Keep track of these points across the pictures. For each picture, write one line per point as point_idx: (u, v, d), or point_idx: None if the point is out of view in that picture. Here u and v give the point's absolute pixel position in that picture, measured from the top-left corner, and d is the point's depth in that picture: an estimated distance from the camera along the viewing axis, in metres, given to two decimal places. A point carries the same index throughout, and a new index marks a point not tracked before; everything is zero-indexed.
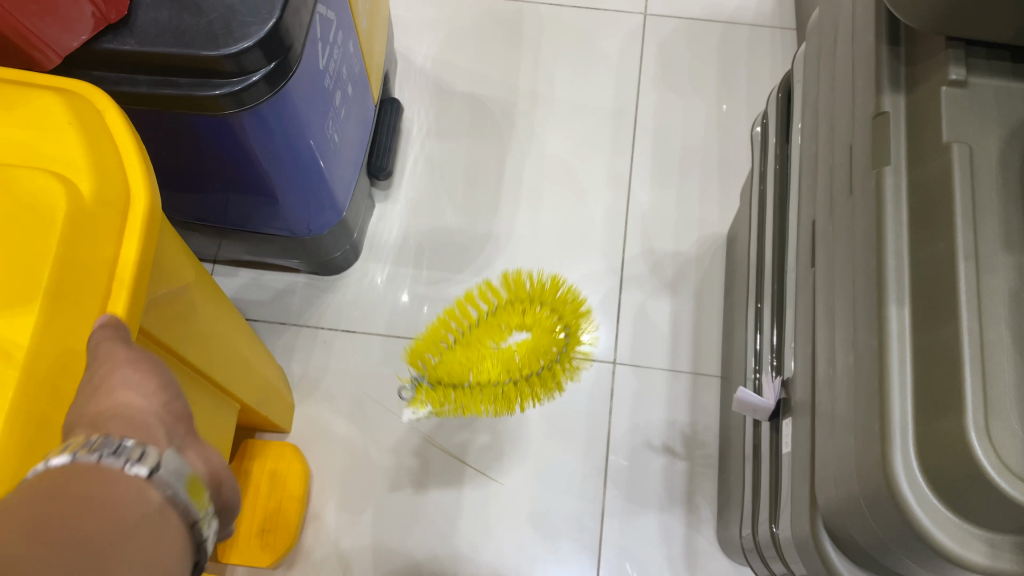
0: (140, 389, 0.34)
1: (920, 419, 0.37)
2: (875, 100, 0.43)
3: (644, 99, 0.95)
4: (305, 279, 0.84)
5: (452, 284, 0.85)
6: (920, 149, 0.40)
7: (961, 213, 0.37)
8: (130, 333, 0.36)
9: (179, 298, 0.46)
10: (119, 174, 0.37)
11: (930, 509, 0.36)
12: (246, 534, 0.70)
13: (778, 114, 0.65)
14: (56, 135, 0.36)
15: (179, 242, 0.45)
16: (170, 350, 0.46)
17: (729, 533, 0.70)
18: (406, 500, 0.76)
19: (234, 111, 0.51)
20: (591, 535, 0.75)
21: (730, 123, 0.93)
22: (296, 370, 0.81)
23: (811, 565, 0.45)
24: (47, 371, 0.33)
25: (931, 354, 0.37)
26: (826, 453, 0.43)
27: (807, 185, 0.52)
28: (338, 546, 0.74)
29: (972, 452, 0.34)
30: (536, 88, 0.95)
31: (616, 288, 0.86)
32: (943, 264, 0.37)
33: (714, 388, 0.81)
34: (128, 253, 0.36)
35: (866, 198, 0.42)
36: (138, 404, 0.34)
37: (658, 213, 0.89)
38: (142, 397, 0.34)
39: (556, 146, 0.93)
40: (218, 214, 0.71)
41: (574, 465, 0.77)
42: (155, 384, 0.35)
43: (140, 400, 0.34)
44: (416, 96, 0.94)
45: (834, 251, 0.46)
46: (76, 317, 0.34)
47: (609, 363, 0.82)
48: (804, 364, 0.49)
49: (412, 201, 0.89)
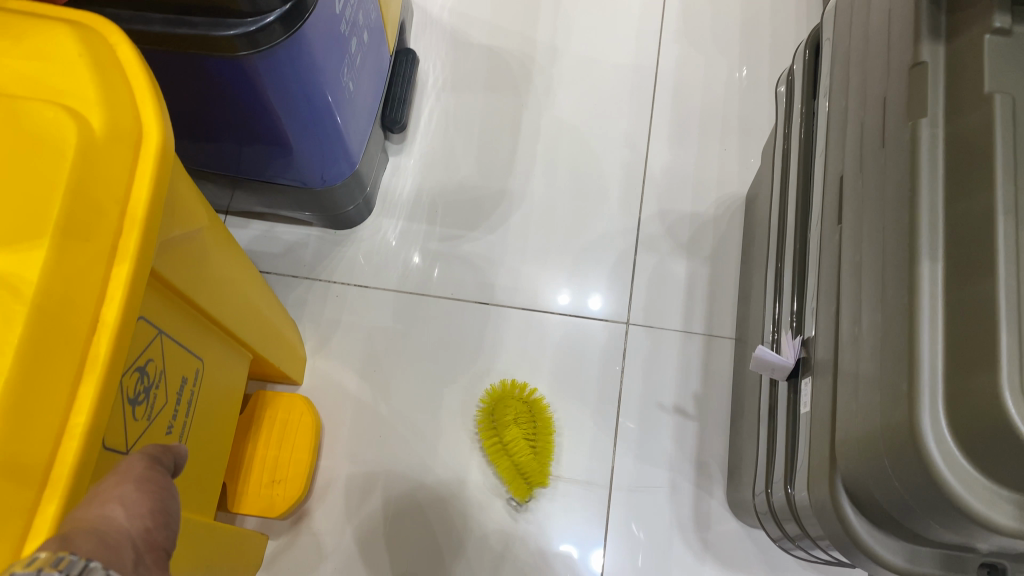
0: (127, 510, 0.32)
1: (949, 377, 0.36)
2: (913, 50, 0.41)
3: (665, 56, 0.93)
4: (318, 233, 0.84)
5: (466, 241, 0.84)
6: (959, 101, 0.39)
7: (1002, 165, 0.36)
8: (142, 272, 0.35)
9: (191, 243, 0.45)
10: (130, 109, 0.36)
11: (958, 470, 0.35)
12: (256, 483, 0.70)
13: (805, 71, 0.63)
14: (66, 68, 0.35)
15: (192, 185, 0.44)
16: (182, 294, 0.45)
17: (741, 496, 0.70)
18: (416, 456, 0.76)
19: (248, 53, 0.49)
20: (601, 495, 0.75)
21: (752, 83, 0.92)
22: (308, 324, 0.80)
23: (828, 526, 0.44)
24: (58, 307, 0.32)
25: (964, 310, 0.36)
26: (848, 413, 0.43)
27: (835, 141, 0.51)
28: (349, 502, 0.74)
29: (1005, 411, 0.33)
30: (555, 42, 0.94)
31: (632, 249, 0.85)
32: (981, 220, 0.36)
33: (728, 350, 0.80)
34: (140, 190, 0.35)
35: (899, 151, 0.41)
36: (119, 523, 0.31)
37: (676, 172, 0.88)
38: (127, 518, 0.31)
39: (572, 102, 0.91)
40: (231, 164, 0.70)
41: (586, 425, 0.77)
42: (147, 509, 0.33)
43: (123, 521, 0.31)
44: (432, 48, 0.93)
45: (863, 207, 0.44)
46: (87, 253, 0.33)
47: (622, 324, 0.81)
48: (826, 324, 0.48)
49: (426, 155, 0.88)
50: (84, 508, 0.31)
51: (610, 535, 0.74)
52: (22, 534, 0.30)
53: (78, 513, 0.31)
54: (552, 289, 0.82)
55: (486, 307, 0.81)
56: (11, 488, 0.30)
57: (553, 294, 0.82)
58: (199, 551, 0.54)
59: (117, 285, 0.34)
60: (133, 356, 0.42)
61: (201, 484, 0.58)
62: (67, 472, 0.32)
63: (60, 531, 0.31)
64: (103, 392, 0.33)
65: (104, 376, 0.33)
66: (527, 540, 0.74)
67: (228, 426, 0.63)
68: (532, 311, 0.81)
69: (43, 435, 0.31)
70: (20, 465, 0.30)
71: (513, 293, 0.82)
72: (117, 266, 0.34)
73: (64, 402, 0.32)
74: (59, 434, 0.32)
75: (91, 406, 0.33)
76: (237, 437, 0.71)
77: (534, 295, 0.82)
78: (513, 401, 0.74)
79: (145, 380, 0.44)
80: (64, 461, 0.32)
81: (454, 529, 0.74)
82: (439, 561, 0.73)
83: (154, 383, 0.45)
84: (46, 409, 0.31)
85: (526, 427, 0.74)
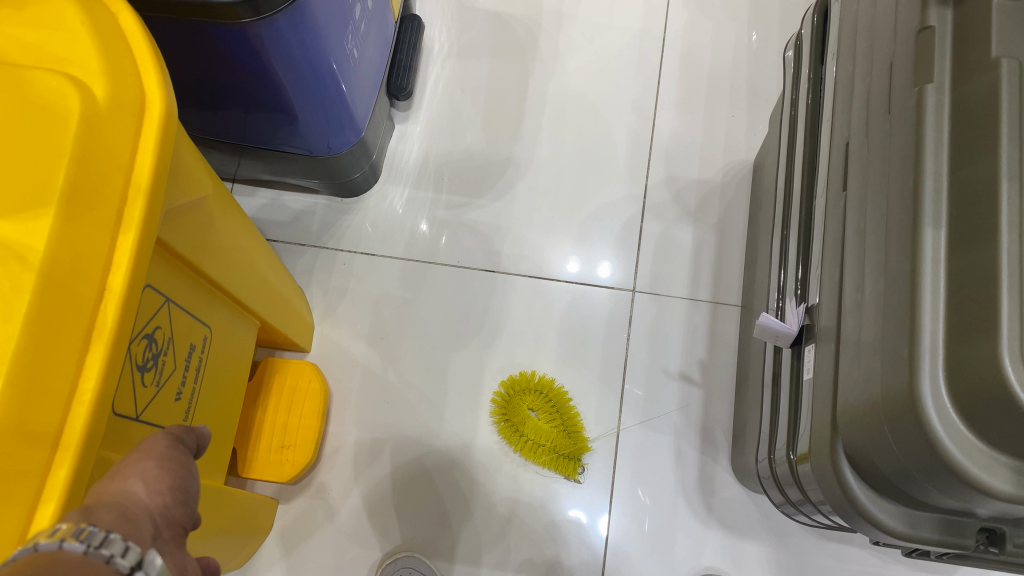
0: (147, 486, 0.33)
1: (950, 343, 0.36)
2: (920, 14, 0.41)
3: (674, 20, 0.93)
4: (325, 201, 0.84)
5: (472, 209, 0.84)
6: (965, 67, 0.39)
7: (1007, 132, 0.36)
8: (147, 241, 0.35)
9: (197, 211, 0.45)
10: (133, 78, 0.36)
11: (956, 435, 0.35)
12: (266, 449, 0.71)
13: (813, 36, 0.63)
14: (67, 35, 0.35)
15: (195, 153, 0.44)
16: (187, 262, 0.45)
17: (745, 462, 0.70)
18: (425, 425, 0.76)
19: (252, 20, 0.49)
20: (606, 461, 0.76)
21: (762, 48, 0.91)
22: (316, 292, 0.81)
23: (828, 490, 0.45)
24: (65, 277, 0.32)
25: (967, 277, 0.36)
26: (850, 380, 0.43)
27: (842, 107, 0.50)
28: (357, 470, 0.75)
29: (1004, 378, 0.33)
30: (561, 7, 0.93)
31: (639, 216, 0.84)
32: (985, 186, 0.36)
33: (733, 317, 0.80)
34: (144, 159, 0.35)
35: (905, 118, 0.41)
36: (138, 498, 0.32)
37: (683, 138, 0.88)
38: (147, 494, 0.32)
39: (578, 68, 0.90)
40: (237, 132, 0.70)
41: (592, 392, 0.78)
42: (168, 485, 0.34)
43: (142, 497, 0.32)
44: (437, 13, 0.92)
45: (868, 173, 0.44)
46: (92, 223, 0.33)
47: (628, 292, 0.81)
48: (830, 290, 0.48)
49: (432, 122, 0.88)
50: (107, 483, 0.32)
51: (614, 501, 0.75)
52: (33, 499, 0.31)
53: (101, 487, 0.32)
54: (558, 257, 0.83)
55: (492, 275, 0.82)
56: (22, 454, 0.31)
57: (559, 263, 0.82)
58: (211, 517, 0.55)
59: (123, 254, 0.34)
60: (141, 323, 0.42)
61: (210, 449, 0.59)
62: (77, 438, 0.32)
63: (70, 495, 0.32)
64: (111, 360, 0.34)
65: (112, 344, 0.34)
66: (533, 506, 0.74)
67: (237, 393, 0.63)
68: (539, 279, 0.82)
69: (52, 402, 0.32)
70: (30, 432, 0.31)
71: (519, 260, 0.82)
72: (123, 235, 0.34)
73: (73, 369, 0.33)
74: (68, 401, 0.32)
75: (99, 373, 0.33)
76: (246, 403, 0.71)
77: (541, 262, 0.82)
78: (532, 391, 0.76)
79: (153, 346, 0.44)
80: (73, 428, 0.32)
81: (462, 494, 0.75)
82: (447, 526, 0.74)
83: (162, 350, 0.45)
84: (54, 378, 0.32)
85: (547, 415, 0.76)
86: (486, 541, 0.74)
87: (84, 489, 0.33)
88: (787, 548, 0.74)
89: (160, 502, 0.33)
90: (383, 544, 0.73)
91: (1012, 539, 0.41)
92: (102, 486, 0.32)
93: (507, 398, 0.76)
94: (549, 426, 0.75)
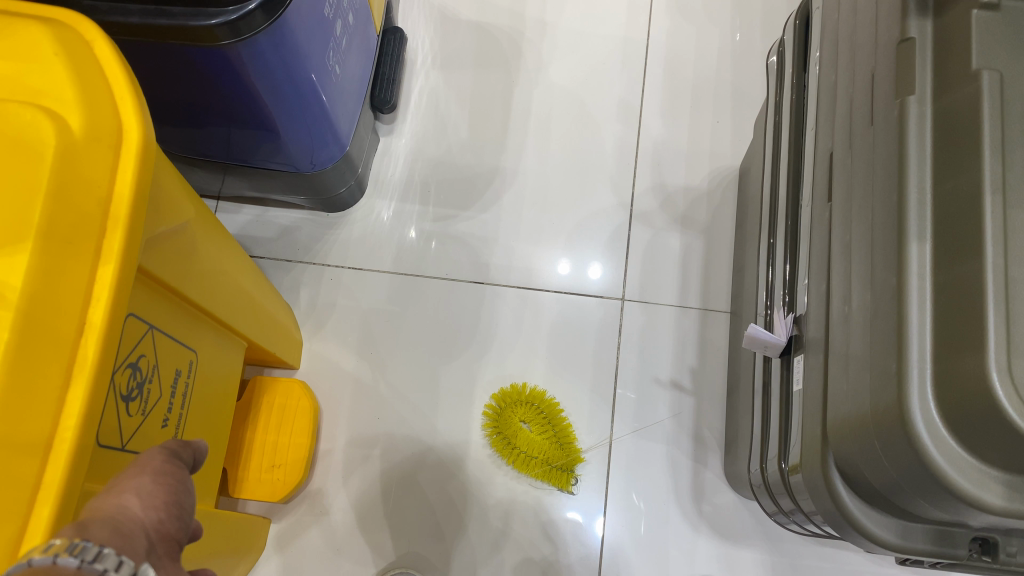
0: (142, 501, 0.32)
1: (938, 357, 0.36)
2: (900, 26, 0.41)
3: (657, 27, 0.93)
4: (310, 216, 0.83)
5: (460, 221, 0.84)
6: (946, 78, 0.39)
7: (988, 146, 0.36)
8: (128, 273, 0.35)
9: (176, 236, 0.44)
10: (110, 109, 0.35)
11: (945, 448, 0.35)
12: (257, 469, 0.70)
13: (794, 41, 0.63)
14: (43, 69, 0.35)
15: (175, 177, 0.43)
16: (167, 287, 0.45)
17: (738, 469, 0.70)
18: (415, 440, 0.76)
19: (231, 42, 0.49)
20: (598, 471, 0.76)
21: (744, 51, 0.91)
22: (304, 307, 0.80)
23: (820, 504, 0.45)
24: (43, 312, 0.32)
25: (952, 291, 0.36)
26: (841, 392, 0.43)
27: (826, 116, 0.51)
28: (347, 481, 0.75)
29: (992, 393, 0.33)
30: (545, 17, 0.93)
31: (627, 223, 0.84)
32: (967, 199, 0.36)
33: (722, 323, 0.80)
34: (122, 187, 0.34)
35: (888, 129, 0.41)
36: (133, 514, 0.31)
37: (669, 145, 0.88)
38: (141, 509, 0.31)
39: (563, 76, 0.90)
40: (220, 150, 0.69)
41: (584, 400, 0.77)
42: (163, 500, 0.33)
43: (138, 512, 0.31)
44: (419, 25, 0.92)
45: (852, 185, 0.45)
46: (70, 256, 0.33)
47: (618, 299, 0.81)
48: (818, 301, 0.48)
49: (417, 134, 0.87)
50: (102, 499, 0.31)
51: (608, 509, 0.75)
52: (20, 531, 0.30)
53: (97, 502, 0.31)
54: (547, 266, 0.82)
55: (481, 287, 0.81)
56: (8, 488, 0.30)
57: (548, 271, 0.82)
58: (203, 540, 0.54)
59: (103, 287, 0.33)
60: (125, 353, 0.42)
61: (200, 473, 0.59)
62: (62, 469, 0.32)
63: (57, 528, 0.31)
64: (94, 393, 0.33)
65: (93, 378, 0.33)
66: (526, 518, 0.74)
67: (225, 413, 0.63)
68: (527, 288, 0.81)
69: (32, 439, 0.31)
70: (12, 469, 0.30)
71: (508, 271, 0.82)
72: (102, 267, 0.34)
73: (53, 405, 0.32)
74: (51, 432, 0.32)
75: (81, 410, 0.32)
76: (235, 423, 0.71)
77: (529, 272, 0.82)
78: (523, 403, 0.76)
79: (138, 376, 0.44)
80: (58, 459, 0.32)
81: (455, 508, 0.74)
82: (440, 541, 0.74)
83: (147, 378, 0.45)
84: (31, 414, 0.31)
85: (539, 427, 0.75)
86: (480, 555, 0.73)
87: (72, 520, 0.32)
88: (783, 553, 0.74)
89: (154, 519, 0.31)
90: (377, 560, 0.73)
91: (1004, 548, 0.41)
92: (92, 503, 0.31)
93: (498, 410, 0.75)
94: (542, 438, 0.74)
